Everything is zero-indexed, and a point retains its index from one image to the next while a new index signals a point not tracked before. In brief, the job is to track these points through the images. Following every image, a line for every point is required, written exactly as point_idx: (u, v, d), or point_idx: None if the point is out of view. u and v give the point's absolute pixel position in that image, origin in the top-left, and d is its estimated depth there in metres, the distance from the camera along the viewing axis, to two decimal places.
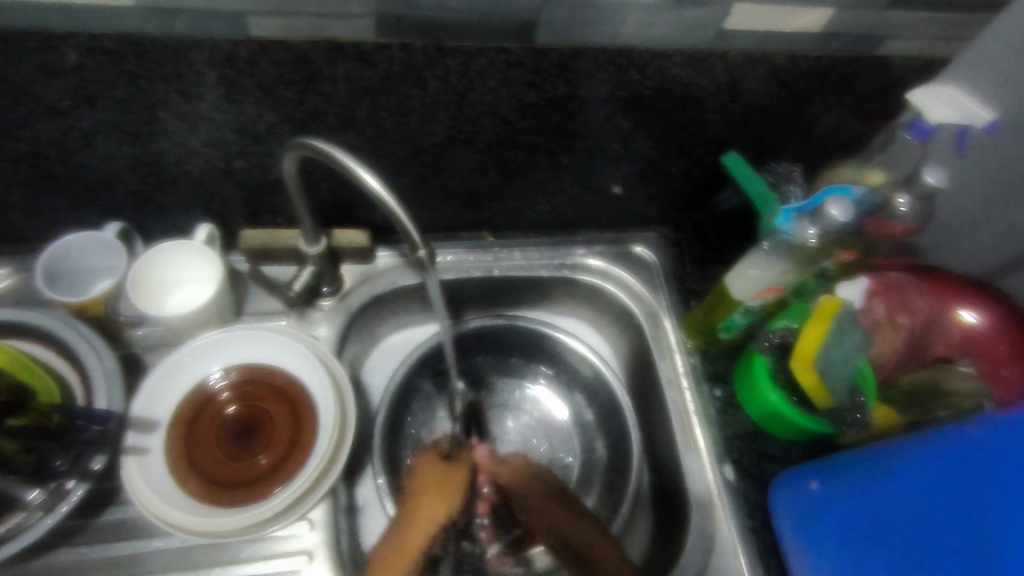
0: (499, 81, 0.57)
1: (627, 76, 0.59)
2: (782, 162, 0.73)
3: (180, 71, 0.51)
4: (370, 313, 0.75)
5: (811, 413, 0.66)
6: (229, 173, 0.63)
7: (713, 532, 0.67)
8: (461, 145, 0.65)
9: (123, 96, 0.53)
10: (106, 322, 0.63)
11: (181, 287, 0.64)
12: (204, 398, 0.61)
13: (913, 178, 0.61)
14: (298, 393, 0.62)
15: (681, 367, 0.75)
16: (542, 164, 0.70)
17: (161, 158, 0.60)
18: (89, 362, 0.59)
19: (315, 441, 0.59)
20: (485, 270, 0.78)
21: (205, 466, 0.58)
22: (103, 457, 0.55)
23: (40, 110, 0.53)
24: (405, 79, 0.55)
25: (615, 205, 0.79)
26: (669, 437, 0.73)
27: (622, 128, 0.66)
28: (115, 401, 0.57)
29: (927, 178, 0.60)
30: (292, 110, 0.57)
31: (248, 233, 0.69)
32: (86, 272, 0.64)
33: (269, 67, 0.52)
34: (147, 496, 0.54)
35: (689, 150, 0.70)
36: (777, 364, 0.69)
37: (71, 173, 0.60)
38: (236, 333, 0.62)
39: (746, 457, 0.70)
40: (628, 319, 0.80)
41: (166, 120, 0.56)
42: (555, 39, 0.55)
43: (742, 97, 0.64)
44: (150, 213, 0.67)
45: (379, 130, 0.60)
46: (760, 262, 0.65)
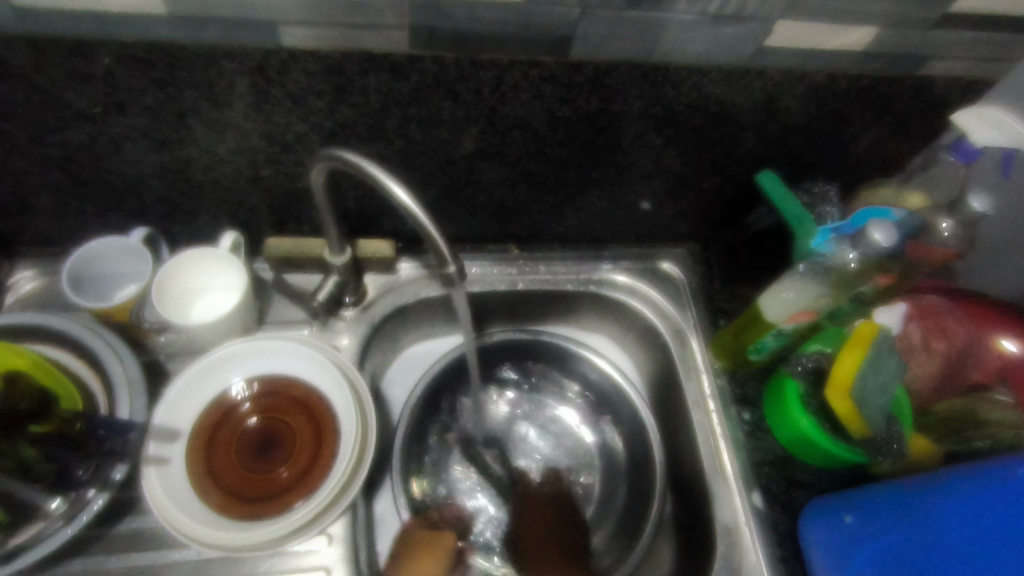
0: (532, 95, 0.56)
1: (662, 92, 0.58)
2: (817, 181, 0.71)
3: (211, 80, 0.51)
4: (392, 324, 0.74)
5: (843, 441, 0.63)
6: (256, 181, 0.62)
7: (739, 562, 0.65)
8: (489, 158, 0.64)
9: (153, 103, 0.53)
10: (129, 327, 0.63)
11: (205, 295, 0.64)
12: (226, 408, 0.60)
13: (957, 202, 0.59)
14: (320, 405, 0.61)
15: (708, 389, 0.73)
16: (571, 178, 0.69)
17: (189, 165, 0.60)
18: (110, 368, 0.58)
19: (337, 455, 0.58)
20: (509, 284, 0.77)
21: (225, 478, 0.57)
22: (124, 467, 0.54)
23: (71, 116, 0.53)
24: (436, 91, 0.54)
25: (643, 221, 0.77)
26: (694, 460, 0.71)
27: (655, 144, 0.64)
28: (136, 409, 0.57)
29: (972, 203, 0.58)
30: (322, 120, 0.56)
31: (273, 242, 0.68)
32: (111, 277, 0.64)
33: (300, 76, 0.52)
34: (167, 507, 0.53)
35: (722, 167, 0.69)
36: (810, 391, 0.67)
37: (100, 178, 0.60)
38: (259, 344, 0.61)
39: (775, 484, 0.67)
40: (653, 337, 0.78)
41: (195, 128, 0.56)
42: (589, 53, 0.54)
43: (779, 114, 0.62)
44: (176, 219, 0.67)
45: (408, 141, 0.60)
46: (793, 286, 0.63)
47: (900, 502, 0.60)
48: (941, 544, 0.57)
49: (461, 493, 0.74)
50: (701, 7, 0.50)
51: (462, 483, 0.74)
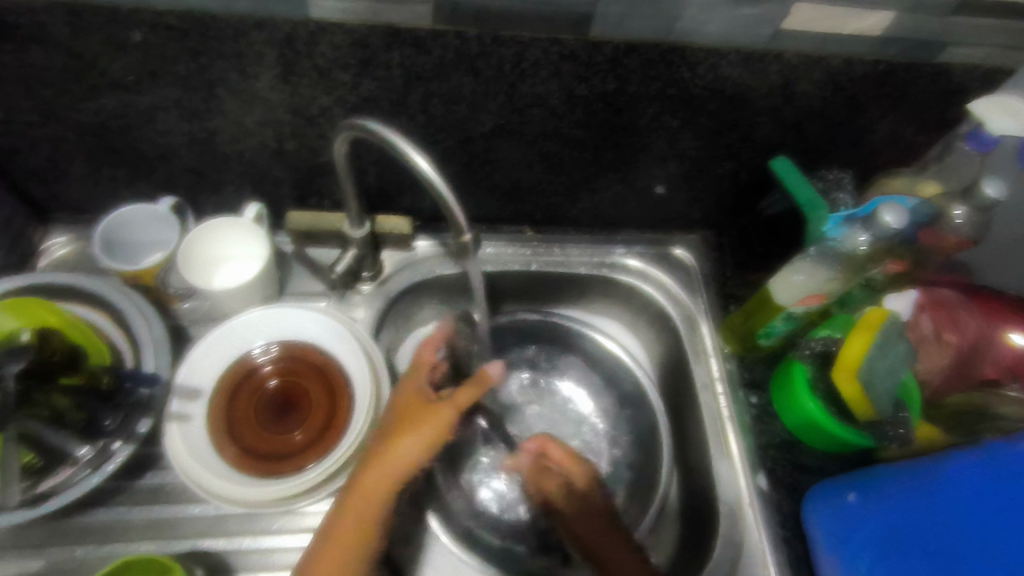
0: (550, 73, 0.58)
1: (678, 74, 0.59)
2: (832, 169, 0.72)
3: (241, 50, 0.53)
4: (407, 299, 0.76)
5: (851, 424, 0.64)
6: (280, 153, 0.64)
7: (742, 541, 0.65)
8: (507, 136, 0.65)
9: (185, 72, 0.55)
10: (155, 292, 0.66)
11: (227, 263, 0.66)
12: (245, 370, 0.62)
13: (970, 189, 0.59)
14: (335, 372, 0.63)
15: (716, 372, 0.74)
16: (587, 160, 0.70)
17: (217, 136, 0.62)
18: (137, 326, 0.60)
19: (350, 420, 0.60)
20: (523, 264, 0.78)
21: (242, 437, 0.59)
22: (148, 421, 0.56)
23: (108, 83, 0.55)
24: (457, 66, 0.56)
25: (657, 206, 0.78)
26: (701, 442, 0.72)
27: (670, 127, 0.65)
28: (162, 365, 0.58)
29: (986, 189, 0.58)
30: (346, 93, 0.58)
31: (295, 214, 0.69)
32: (139, 243, 0.67)
33: (326, 49, 0.53)
34: (188, 461, 0.56)
35: (737, 152, 0.69)
36: (817, 373, 0.67)
37: (132, 147, 0.62)
38: (282, 310, 0.64)
39: (780, 467, 0.68)
40: (664, 321, 0.79)
41: (224, 98, 0.58)
42: (608, 32, 0.55)
43: (795, 99, 0.63)
44: (202, 190, 0.69)
45: (428, 117, 0.61)
46: (803, 269, 0.64)
47: (893, 483, 0.64)
48: (930, 521, 0.62)
49: (470, 467, 0.75)
50: None
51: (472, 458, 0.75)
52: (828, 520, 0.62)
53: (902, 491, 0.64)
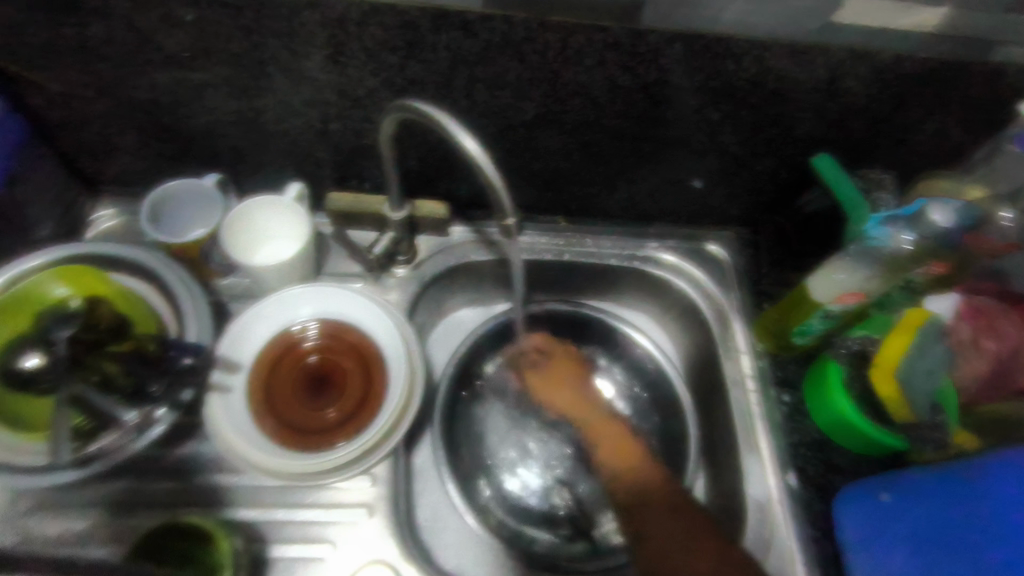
0: (595, 61, 0.58)
1: (724, 66, 0.58)
2: (874, 168, 0.71)
3: (293, 29, 0.54)
4: (441, 284, 0.77)
5: (882, 427, 0.64)
6: (324, 134, 0.65)
7: (770, 538, 0.65)
8: (548, 125, 0.65)
9: (237, 50, 0.56)
10: (198, 266, 0.67)
11: (273, 242, 0.68)
12: (284, 346, 0.63)
13: None
14: (371, 351, 0.64)
15: (747, 368, 0.74)
16: (626, 151, 0.70)
17: (263, 115, 0.63)
18: (182, 298, 0.61)
19: (385, 399, 0.61)
20: (555, 254, 0.79)
21: (281, 411, 0.61)
22: (191, 391, 0.57)
23: (162, 59, 0.57)
24: (504, 51, 0.56)
25: (693, 200, 0.78)
26: (729, 438, 0.72)
27: (711, 120, 0.65)
28: (204, 335, 0.60)
29: None
30: (392, 76, 0.58)
31: (333, 196, 0.71)
32: (184, 218, 0.68)
33: (376, 30, 0.54)
34: (229, 431, 0.58)
35: (778, 148, 0.69)
36: (852, 372, 0.67)
37: (180, 123, 0.64)
38: (318, 288, 0.64)
39: (811, 466, 0.68)
40: (695, 317, 0.78)
41: (273, 78, 0.59)
42: (656, 21, 0.55)
43: (840, 95, 0.62)
44: (246, 168, 0.70)
45: (471, 102, 0.62)
46: (844, 267, 0.63)
47: (932, 481, 0.63)
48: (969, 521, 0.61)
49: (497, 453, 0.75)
50: None
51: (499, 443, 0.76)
52: (854, 516, 0.63)
53: (941, 489, 0.63)
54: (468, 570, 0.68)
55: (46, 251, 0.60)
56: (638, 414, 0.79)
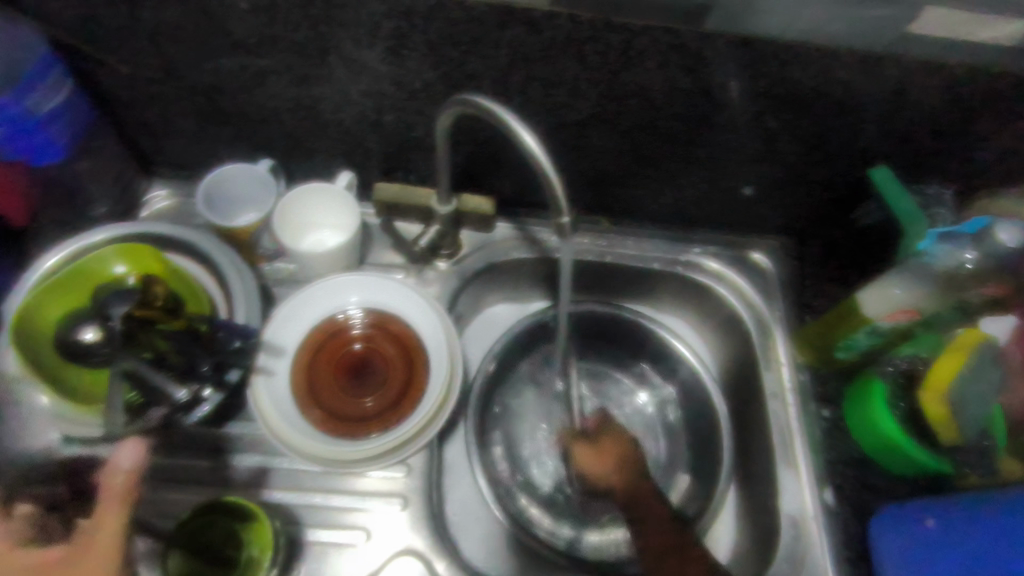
0: (657, 63, 0.57)
1: (788, 73, 0.57)
2: (931, 185, 0.69)
3: (359, 19, 0.54)
4: (481, 280, 0.77)
5: (929, 449, 0.62)
6: (377, 125, 0.66)
7: (804, 554, 0.64)
8: (602, 125, 0.65)
9: (302, 38, 0.56)
10: (247, 250, 0.68)
11: (323, 231, 0.68)
12: (328, 333, 0.64)
13: None
14: (413, 342, 0.64)
15: (788, 381, 0.72)
16: (677, 154, 0.69)
17: (321, 103, 0.63)
18: (232, 282, 0.62)
19: (425, 391, 0.61)
20: (597, 255, 0.78)
21: (324, 397, 0.61)
22: (238, 371, 0.59)
23: (229, 44, 0.57)
24: (566, 50, 0.56)
25: (740, 207, 0.77)
26: (765, 450, 0.71)
27: (769, 127, 0.64)
28: (252, 317, 0.61)
29: None
30: (451, 70, 0.58)
31: (381, 185, 0.71)
32: (235, 201, 0.69)
33: (441, 24, 0.54)
34: (270, 414, 0.58)
35: (834, 159, 0.67)
36: (900, 393, 0.65)
37: (239, 108, 0.65)
38: (364, 277, 0.64)
39: (849, 484, 0.67)
40: (736, 326, 0.77)
41: (334, 66, 0.59)
42: (724, 25, 0.54)
43: (906, 108, 0.60)
44: (297, 155, 0.71)
45: (527, 100, 0.61)
46: (900, 283, 0.62)
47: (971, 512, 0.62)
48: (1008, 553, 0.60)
49: (528, 451, 0.75)
50: None
51: (530, 442, 0.76)
52: (888, 536, 0.62)
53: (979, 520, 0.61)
54: (494, 566, 0.68)
55: (106, 227, 0.62)
56: (671, 421, 0.78)
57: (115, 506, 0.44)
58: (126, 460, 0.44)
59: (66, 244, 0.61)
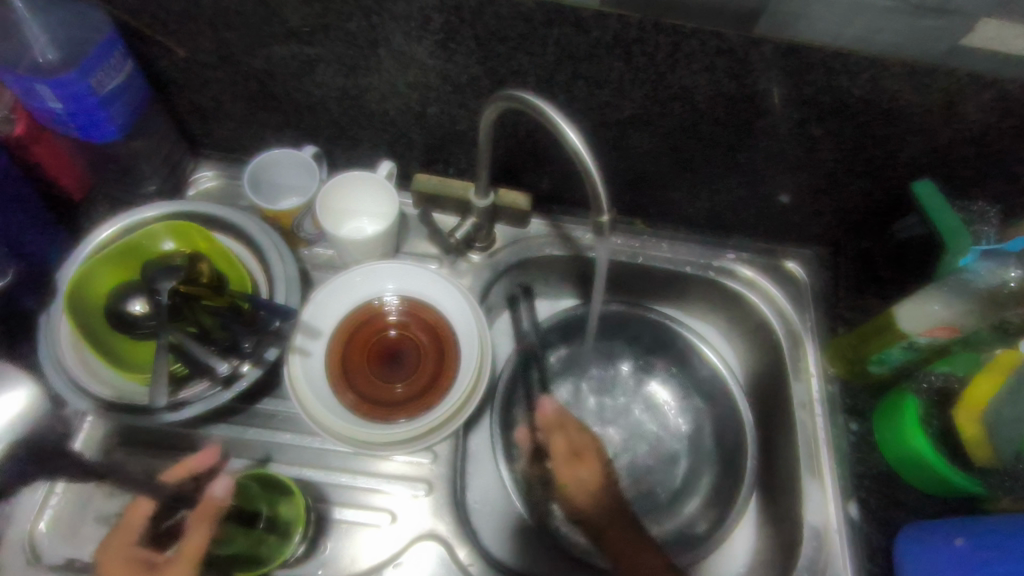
0: (703, 67, 0.57)
1: (836, 81, 0.57)
2: (976, 202, 0.68)
3: (411, 13, 0.55)
4: (513, 274, 0.78)
5: (963, 470, 0.61)
6: (421, 117, 0.67)
7: (825, 565, 0.64)
8: (643, 126, 0.65)
9: (354, 29, 0.58)
10: (289, 233, 0.70)
11: (362, 220, 0.70)
12: (364, 317, 0.66)
13: None
14: (445, 331, 0.65)
15: (817, 392, 0.72)
16: (717, 159, 0.69)
17: (368, 93, 0.65)
18: (273, 263, 0.64)
19: (455, 379, 0.62)
20: (630, 255, 0.78)
21: (357, 380, 0.63)
22: (275, 350, 0.60)
23: (282, 33, 0.59)
24: (612, 50, 0.56)
25: (777, 215, 0.76)
26: (789, 460, 0.71)
27: (813, 136, 0.63)
28: (291, 299, 0.62)
29: None
30: (497, 66, 0.59)
31: (421, 178, 0.73)
32: (280, 185, 0.71)
33: (491, 19, 0.55)
34: (304, 393, 0.60)
35: (877, 170, 0.67)
36: (934, 410, 0.64)
37: (288, 94, 0.66)
38: (393, 264, 0.65)
39: (874, 499, 0.66)
40: (766, 334, 0.77)
41: (383, 58, 0.60)
42: (774, 31, 0.54)
43: (955, 121, 0.59)
44: (341, 143, 0.73)
45: (570, 98, 0.62)
46: (942, 299, 0.61)
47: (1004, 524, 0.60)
48: None
49: None
50: None
51: None
52: (914, 554, 0.61)
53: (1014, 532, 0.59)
54: (513, 556, 0.69)
55: (159, 205, 0.64)
56: (695, 425, 0.78)
57: (202, 529, 0.51)
58: (222, 488, 0.52)
59: (119, 217, 0.63)
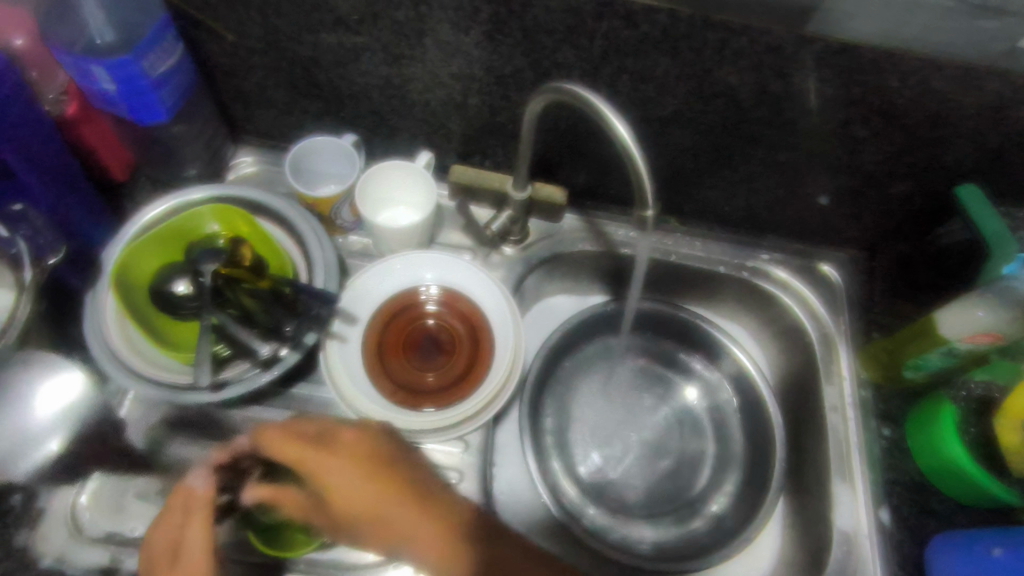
0: (751, 64, 0.57)
1: (885, 81, 0.56)
2: (1020, 208, 0.67)
3: (460, 3, 0.55)
4: (545, 268, 0.78)
5: (1000, 479, 0.60)
6: (461, 108, 0.67)
7: (854, 570, 0.64)
8: (683, 123, 0.65)
9: (403, 18, 0.58)
10: (327, 220, 0.71)
11: (398, 209, 0.70)
12: (401, 306, 0.66)
13: None
14: (479, 321, 0.65)
15: (849, 396, 0.71)
16: (757, 159, 0.68)
17: (410, 83, 0.65)
18: (312, 248, 0.64)
19: (489, 371, 0.63)
20: (663, 253, 0.78)
21: (394, 369, 0.64)
22: (315, 335, 0.59)
23: (331, 21, 0.59)
24: (659, 45, 0.56)
25: (814, 217, 0.76)
26: (820, 463, 0.70)
27: (856, 137, 0.63)
28: (331, 284, 0.62)
29: None
30: (542, 58, 0.59)
31: (458, 168, 0.73)
32: (320, 173, 0.72)
33: (540, 11, 0.55)
34: (342, 379, 0.61)
35: (920, 174, 0.66)
36: (972, 417, 0.63)
37: (331, 82, 0.67)
38: (429, 255, 0.66)
39: (905, 505, 0.66)
40: (798, 337, 0.76)
41: (429, 48, 0.61)
42: (826, 28, 0.53)
43: (1005, 125, 0.58)
44: (379, 133, 0.73)
45: (613, 92, 0.62)
46: (985, 306, 0.60)
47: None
48: None
49: (576, 440, 0.76)
50: None
51: (579, 431, 0.76)
52: (946, 563, 0.61)
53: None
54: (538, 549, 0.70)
55: (206, 186, 0.64)
56: (724, 426, 0.78)
57: (200, 524, 0.51)
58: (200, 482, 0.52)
59: (167, 198, 0.63)
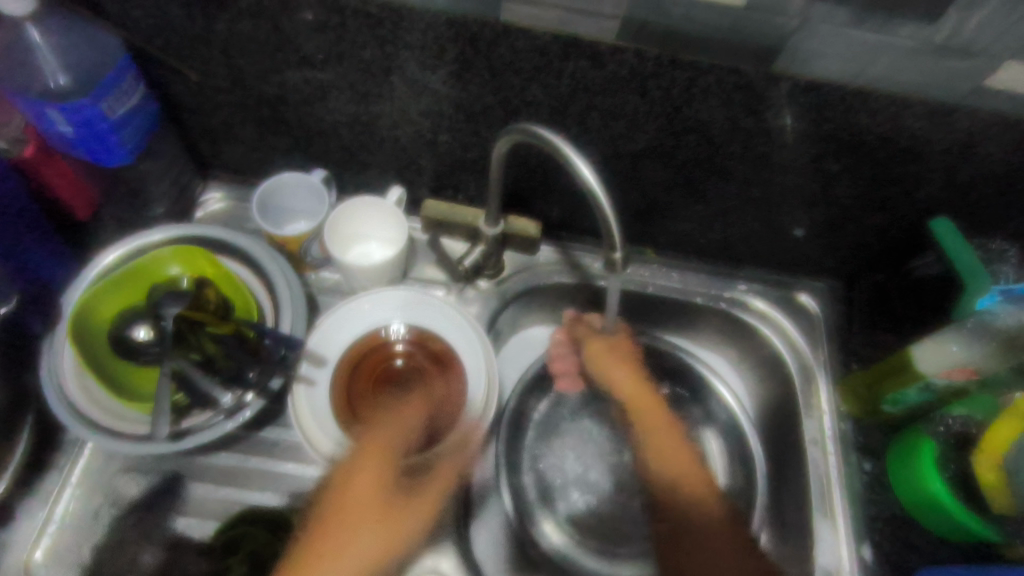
0: (720, 101, 0.56)
1: (855, 118, 0.56)
2: (994, 239, 0.67)
3: (425, 43, 0.55)
4: (521, 302, 0.77)
5: (978, 513, 0.60)
6: (432, 144, 0.66)
7: None
8: (655, 158, 0.64)
9: (368, 57, 0.57)
10: (296, 258, 0.70)
11: (369, 245, 0.69)
12: (371, 347, 0.65)
13: None
14: (452, 360, 0.64)
15: (829, 429, 0.70)
16: (730, 192, 0.68)
17: (379, 120, 0.64)
18: (280, 288, 0.62)
19: (461, 411, 0.62)
20: (640, 284, 0.78)
21: (364, 412, 0.62)
22: (281, 379, 0.58)
23: (295, 60, 0.59)
24: (628, 84, 0.56)
25: (790, 248, 0.75)
26: (801, 499, 0.69)
27: (829, 170, 0.62)
28: (297, 328, 0.61)
29: None
30: (511, 96, 0.59)
31: (431, 203, 0.72)
32: (290, 210, 0.71)
33: (506, 51, 0.54)
34: (308, 423, 0.60)
35: (892, 206, 0.66)
36: (951, 453, 0.62)
37: (299, 119, 0.66)
38: (396, 293, 0.65)
39: (887, 542, 0.65)
40: (777, 368, 0.76)
41: (396, 87, 0.60)
42: (793, 67, 0.53)
43: (976, 160, 0.58)
44: (351, 168, 0.72)
45: (583, 129, 0.61)
46: (959, 341, 0.60)
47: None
48: None
49: (555, 477, 0.75)
50: (928, 36, 0.48)
51: (557, 468, 0.75)
52: None
53: None
54: None
55: (167, 227, 0.62)
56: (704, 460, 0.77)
57: None
58: None
59: (127, 240, 0.62)
